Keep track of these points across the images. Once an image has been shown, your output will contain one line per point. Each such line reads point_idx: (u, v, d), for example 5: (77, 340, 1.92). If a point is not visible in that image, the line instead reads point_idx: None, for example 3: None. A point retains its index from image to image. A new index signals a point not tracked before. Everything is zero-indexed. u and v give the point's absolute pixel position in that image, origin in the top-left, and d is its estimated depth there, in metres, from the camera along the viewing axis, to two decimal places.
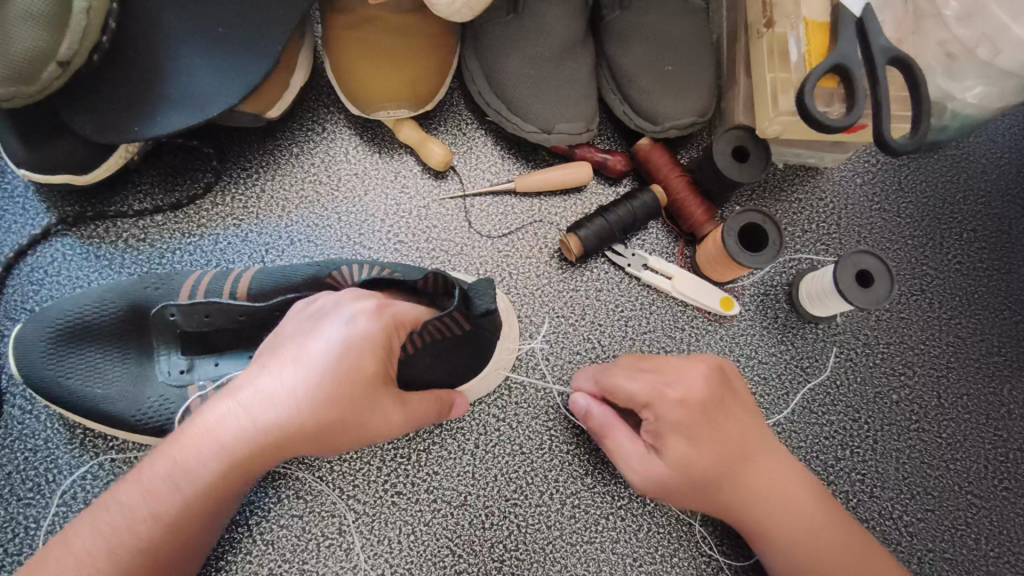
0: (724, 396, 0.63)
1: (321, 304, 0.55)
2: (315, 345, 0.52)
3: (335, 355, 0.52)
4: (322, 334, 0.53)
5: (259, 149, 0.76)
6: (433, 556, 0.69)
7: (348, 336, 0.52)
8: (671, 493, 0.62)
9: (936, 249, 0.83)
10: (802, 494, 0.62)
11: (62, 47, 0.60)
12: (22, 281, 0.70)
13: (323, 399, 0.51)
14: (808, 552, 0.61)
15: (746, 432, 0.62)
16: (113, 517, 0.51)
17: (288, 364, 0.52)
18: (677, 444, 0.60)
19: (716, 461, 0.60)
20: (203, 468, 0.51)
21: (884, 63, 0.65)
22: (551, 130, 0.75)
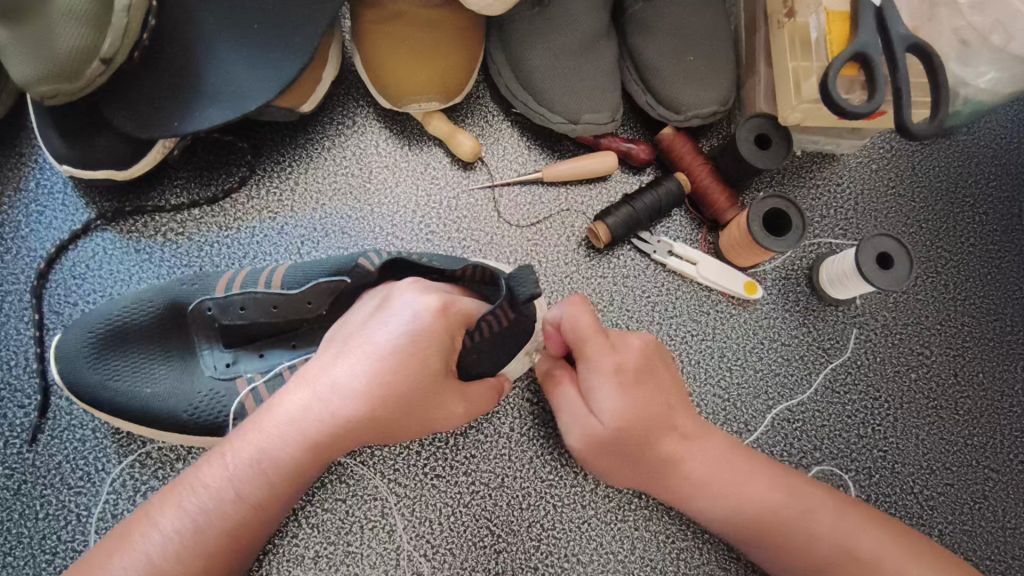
0: (654, 361, 0.66)
1: (389, 298, 0.58)
2: (382, 337, 0.55)
3: (403, 347, 0.55)
4: (390, 328, 0.55)
5: (291, 143, 0.78)
6: (473, 537, 0.71)
7: (414, 329, 0.55)
8: (602, 453, 0.63)
9: (949, 233, 0.85)
10: (726, 453, 0.64)
11: (104, 45, 0.61)
12: (64, 275, 0.71)
13: (390, 389, 0.54)
14: (748, 503, 0.62)
15: (670, 393, 0.65)
16: (195, 499, 0.53)
17: (357, 355, 0.55)
18: (606, 393, 0.62)
19: (648, 414, 0.62)
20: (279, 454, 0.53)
21: (903, 51, 0.67)
22: (577, 121, 0.77)
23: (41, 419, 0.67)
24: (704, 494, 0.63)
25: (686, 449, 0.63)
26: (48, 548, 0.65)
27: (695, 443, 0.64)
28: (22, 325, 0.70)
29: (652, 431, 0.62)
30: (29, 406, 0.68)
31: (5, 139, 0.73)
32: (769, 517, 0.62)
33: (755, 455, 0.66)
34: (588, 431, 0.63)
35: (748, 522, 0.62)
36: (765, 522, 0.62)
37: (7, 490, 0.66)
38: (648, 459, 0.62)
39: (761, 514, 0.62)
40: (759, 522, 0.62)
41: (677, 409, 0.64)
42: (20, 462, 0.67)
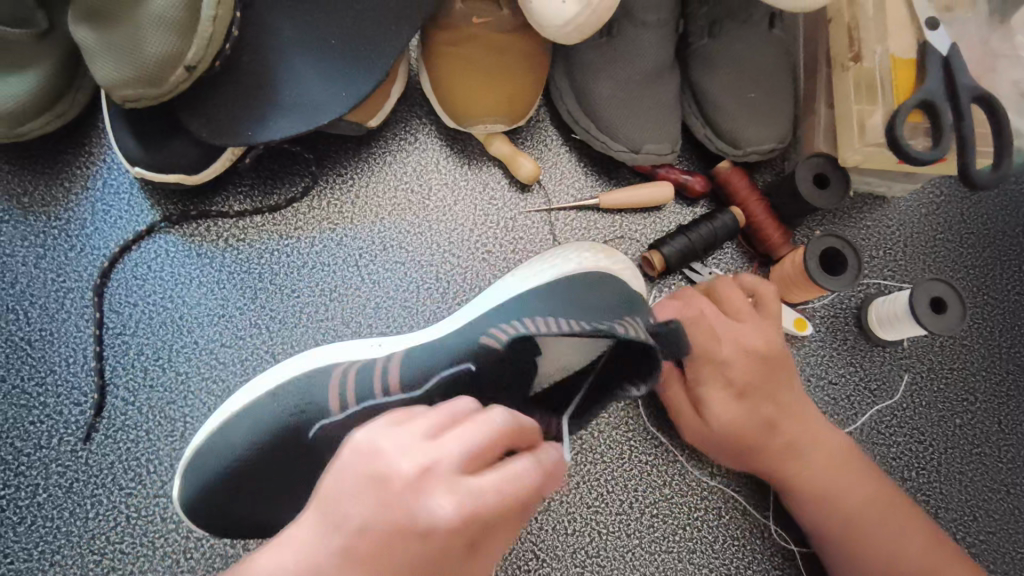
0: (761, 368, 0.68)
1: (457, 461, 0.40)
2: (369, 500, 0.40)
3: (384, 534, 0.39)
4: (392, 487, 0.40)
5: (354, 156, 0.79)
6: (517, 561, 0.70)
7: (403, 500, 0.40)
8: (711, 446, 0.70)
9: (996, 280, 0.86)
10: (834, 455, 0.68)
11: (190, 53, 0.62)
12: (126, 275, 0.72)
13: (353, 572, 0.39)
14: (845, 504, 0.67)
15: (781, 398, 0.69)
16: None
17: (331, 521, 0.41)
18: (716, 404, 0.68)
19: (754, 424, 0.68)
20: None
21: (968, 100, 0.68)
22: (638, 150, 0.77)
23: (96, 418, 0.68)
24: (807, 492, 0.68)
25: (794, 448, 0.68)
26: (96, 548, 0.65)
27: (794, 450, 0.68)
28: (82, 323, 0.70)
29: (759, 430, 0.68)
30: (85, 404, 0.68)
31: (76, 139, 0.75)
32: (859, 519, 0.67)
33: (866, 461, 0.69)
34: (695, 432, 0.71)
35: (845, 523, 0.67)
36: (854, 528, 0.66)
37: (58, 488, 0.66)
38: (756, 455, 0.69)
39: (854, 515, 0.67)
40: (845, 526, 0.67)
41: (785, 417, 0.68)
42: (73, 459, 0.67)
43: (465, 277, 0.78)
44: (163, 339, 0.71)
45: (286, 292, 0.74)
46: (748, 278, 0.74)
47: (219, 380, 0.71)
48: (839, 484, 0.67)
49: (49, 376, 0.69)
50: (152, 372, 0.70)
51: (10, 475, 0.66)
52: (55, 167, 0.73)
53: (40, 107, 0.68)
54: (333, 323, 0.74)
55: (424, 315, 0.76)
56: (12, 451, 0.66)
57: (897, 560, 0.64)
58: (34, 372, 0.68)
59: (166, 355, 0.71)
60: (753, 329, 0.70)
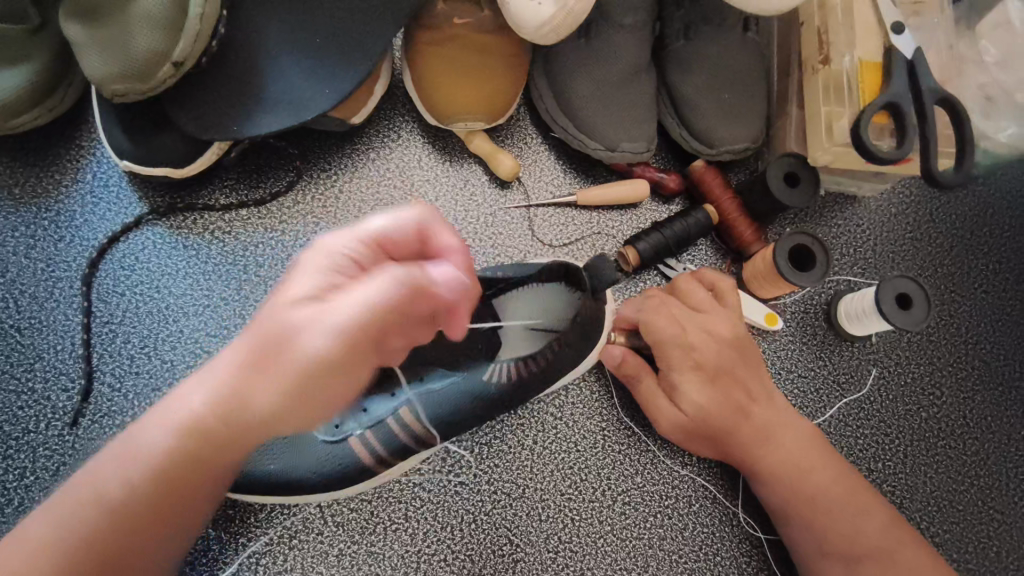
0: (730, 354, 0.72)
1: (334, 239, 0.50)
2: (274, 288, 0.50)
3: (316, 294, 0.48)
4: (285, 279, 0.50)
5: (338, 151, 0.81)
6: (491, 546, 0.72)
7: (291, 281, 0.49)
8: (683, 436, 0.72)
9: (963, 278, 0.88)
10: (798, 442, 0.70)
11: (177, 50, 0.64)
12: (114, 266, 0.74)
13: (275, 335, 0.48)
14: (808, 490, 0.69)
15: (749, 386, 0.71)
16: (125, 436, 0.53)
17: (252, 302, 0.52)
18: (690, 390, 0.71)
19: (726, 410, 0.70)
20: (191, 414, 0.50)
21: (931, 103, 0.71)
22: (615, 148, 0.80)
23: (83, 404, 0.70)
24: (773, 478, 0.70)
25: (761, 436, 0.70)
26: None
27: (763, 434, 0.70)
28: (70, 311, 0.72)
29: (727, 420, 0.70)
30: (72, 390, 0.70)
31: (67, 133, 0.77)
32: (821, 503, 0.68)
33: (830, 449, 0.72)
34: (670, 420, 0.71)
35: (806, 507, 0.69)
36: (821, 509, 0.68)
37: (45, 471, 0.68)
38: (726, 442, 0.70)
39: (817, 500, 0.68)
40: (809, 507, 0.68)
41: (756, 406, 0.71)
42: (60, 443, 0.69)
43: None
44: (150, 328, 0.73)
45: (270, 283, 0.76)
46: (709, 274, 0.76)
47: (203, 368, 0.73)
48: (803, 470, 0.69)
49: (37, 363, 0.71)
50: (137, 359, 0.72)
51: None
52: (46, 161, 0.75)
53: (32, 100, 0.70)
54: None
55: None
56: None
57: (857, 544, 0.67)
58: (23, 359, 0.70)
59: (152, 343, 0.73)
60: (722, 317, 0.73)
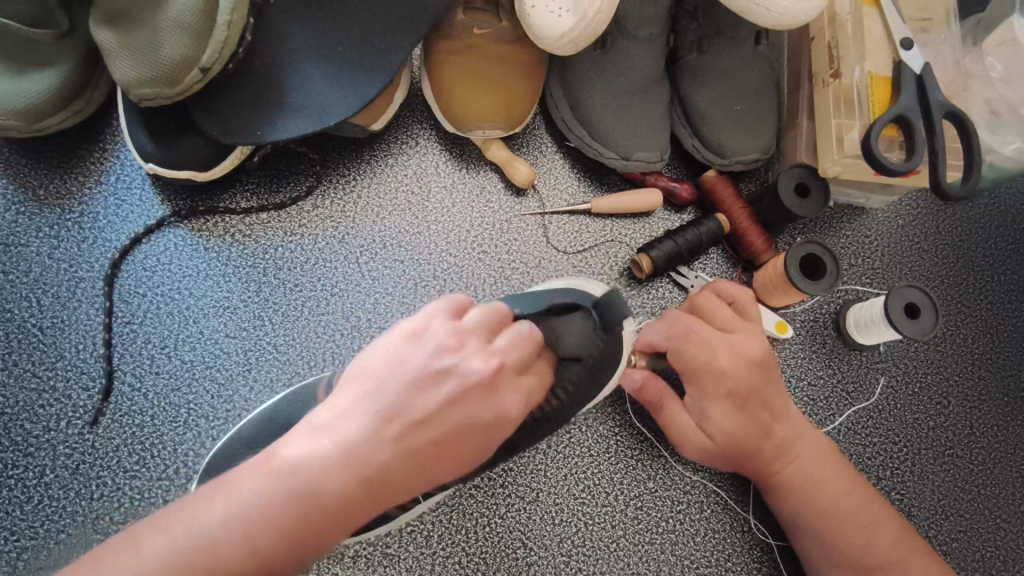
0: (757, 377, 0.70)
1: (484, 373, 0.50)
2: (389, 398, 0.48)
3: (470, 427, 0.49)
4: (414, 400, 0.48)
5: (357, 158, 0.82)
6: (506, 548, 0.73)
7: (444, 412, 0.48)
8: (706, 457, 0.71)
9: (969, 289, 0.90)
10: (815, 456, 0.71)
11: (205, 55, 0.65)
12: (136, 267, 0.75)
13: (423, 462, 0.47)
14: (822, 504, 0.70)
15: (775, 407, 0.71)
16: (196, 534, 0.44)
17: (361, 400, 0.49)
18: (717, 414, 0.70)
19: (751, 430, 0.70)
20: (293, 483, 0.45)
21: (939, 117, 0.72)
22: (629, 157, 0.81)
23: (103, 403, 0.71)
24: (788, 492, 0.70)
25: (780, 453, 0.70)
26: (101, 527, 0.67)
27: (783, 451, 0.70)
28: (92, 311, 0.73)
29: (749, 441, 0.70)
30: (93, 390, 0.71)
31: (91, 135, 0.78)
32: (836, 518, 0.69)
33: (843, 461, 0.73)
34: (694, 445, 0.71)
35: (821, 521, 0.69)
36: (840, 521, 0.69)
37: (65, 469, 0.68)
38: (747, 461, 0.70)
39: (830, 513, 0.69)
40: (824, 520, 0.69)
41: (777, 423, 0.71)
42: (80, 442, 0.69)
43: (460, 276, 0.81)
44: (170, 329, 0.74)
45: (289, 286, 0.77)
46: (728, 288, 0.75)
47: (223, 369, 0.73)
48: (820, 485, 0.70)
49: (59, 362, 0.71)
50: (158, 360, 0.73)
51: (20, 455, 0.68)
52: (70, 163, 0.77)
53: (59, 104, 0.72)
54: (333, 317, 0.77)
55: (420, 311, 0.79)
56: (21, 433, 0.69)
57: (869, 554, 0.68)
58: (44, 358, 0.71)
59: (172, 344, 0.73)
60: (751, 337, 0.71)
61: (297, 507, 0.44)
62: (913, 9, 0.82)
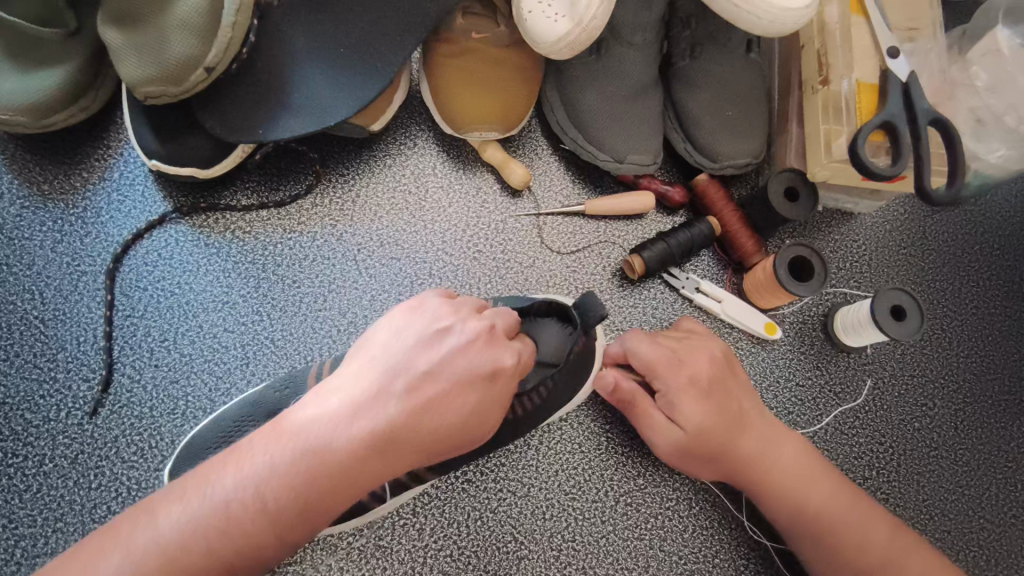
0: (723, 370, 0.74)
1: (478, 330, 0.58)
2: (390, 361, 0.56)
3: (468, 379, 0.55)
4: (413, 361, 0.55)
5: (356, 158, 0.84)
6: (497, 542, 0.74)
7: (437, 371, 0.55)
8: (687, 456, 0.71)
9: (955, 293, 0.91)
10: (798, 456, 0.72)
11: (209, 55, 0.67)
12: (137, 261, 0.76)
13: (424, 415, 0.54)
14: (811, 503, 0.70)
15: (746, 405, 0.73)
16: (214, 493, 0.50)
17: (366, 368, 0.56)
18: (686, 408, 0.71)
19: (726, 423, 0.71)
20: (306, 443, 0.51)
21: (925, 123, 0.74)
22: (622, 160, 0.83)
23: (103, 394, 0.72)
24: (774, 494, 0.71)
25: (761, 451, 0.71)
26: (98, 516, 0.68)
27: (765, 449, 0.71)
28: (94, 304, 0.74)
29: (726, 435, 0.70)
30: (93, 381, 0.72)
31: (95, 133, 0.79)
32: (826, 518, 0.69)
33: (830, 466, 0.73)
34: (671, 442, 0.71)
35: (810, 521, 0.70)
36: (825, 516, 0.69)
37: (64, 458, 0.69)
38: (730, 460, 0.71)
39: (820, 513, 0.69)
40: (814, 520, 0.69)
41: (753, 419, 0.72)
42: (79, 432, 0.70)
43: (456, 274, 0.82)
44: (169, 322, 0.75)
45: (288, 282, 0.78)
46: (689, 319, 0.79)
47: (221, 363, 0.75)
48: (807, 485, 0.70)
49: (60, 353, 0.73)
50: (157, 353, 0.74)
51: (20, 445, 0.69)
52: (74, 159, 0.78)
53: (65, 101, 0.73)
54: (330, 313, 0.78)
55: None
56: (21, 423, 0.70)
57: (863, 551, 0.68)
58: (46, 349, 0.72)
59: (171, 337, 0.75)
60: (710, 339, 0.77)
61: (309, 463, 0.51)
62: (901, 19, 0.85)
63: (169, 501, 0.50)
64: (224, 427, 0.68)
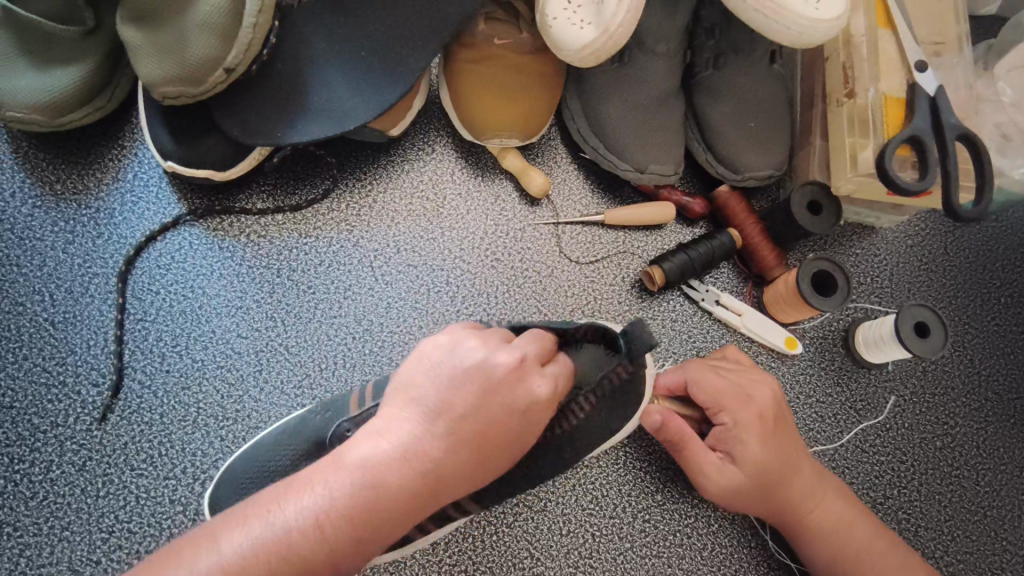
0: (782, 407, 0.73)
1: (513, 359, 0.55)
2: (432, 395, 0.54)
3: (510, 409, 0.54)
4: (452, 394, 0.54)
5: (374, 162, 0.82)
6: (513, 557, 0.73)
7: (480, 403, 0.53)
8: (741, 493, 0.69)
9: (976, 310, 0.90)
10: (843, 499, 0.71)
11: (230, 56, 0.66)
12: (150, 264, 0.75)
13: (469, 455, 0.53)
14: (852, 545, 0.69)
15: (798, 444, 0.72)
16: (273, 521, 0.48)
17: (407, 407, 0.54)
18: (752, 446, 0.69)
19: (786, 463, 0.70)
20: (363, 477, 0.50)
21: (953, 138, 0.73)
22: (644, 170, 0.82)
23: (112, 399, 0.70)
24: (817, 535, 0.70)
25: (814, 493, 0.70)
26: (105, 526, 0.66)
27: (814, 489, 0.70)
28: (104, 307, 0.73)
29: (785, 475, 0.69)
30: (102, 386, 0.70)
31: (109, 133, 0.78)
32: (867, 561, 0.68)
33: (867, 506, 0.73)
34: (725, 480, 0.69)
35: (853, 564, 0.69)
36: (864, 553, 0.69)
37: (72, 465, 0.68)
38: (783, 500, 0.69)
39: (861, 554, 0.69)
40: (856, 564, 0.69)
41: (805, 459, 0.71)
42: (87, 439, 0.69)
43: (473, 282, 0.81)
44: (181, 327, 0.74)
45: (303, 288, 0.77)
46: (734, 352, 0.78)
47: (233, 369, 0.73)
48: (851, 527, 0.70)
49: (69, 357, 0.71)
50: (168, 358, 0.72)
51: (26, 450, 0.68)
52: (88, 159, 0.77)
53: (81, 100, 0.72)
54: (345, 320, 0.77)
55: (432, 316, 0.79)
56: (28, 428, 0.68)
57: None
58: (54, 353, 0.71)
59: (184, 342, 0.73)
60: (765, 373, 0.76)
61: (366, 498, 0.50)
62: (926, 33, 0.84)
63: (224, 528, 0.48)
64: (263, 450, 0.67)
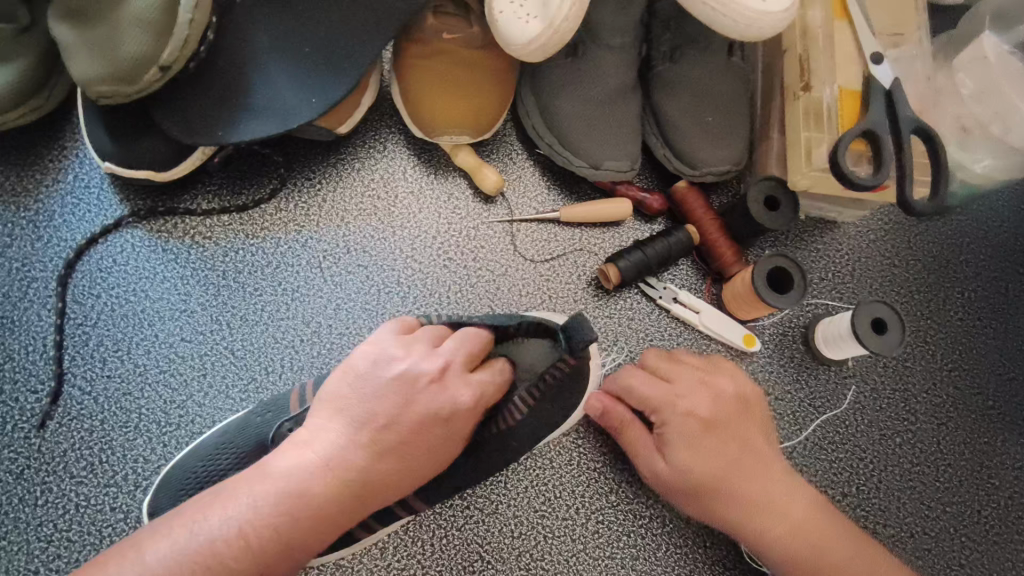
0: (731, 408, 0.71)
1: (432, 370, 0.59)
2: (354, 407, 0.57)
3: (433, 417, 0.57)
4: (373, 405, 0.57)
5: (323, 161, 0.81)
6: (462, 561, 0.72)
7: (403, 414, 0.57)
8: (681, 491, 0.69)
9: (939, 305, 0.89)
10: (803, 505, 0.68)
11: (165, 53, 0.65)
12: (91, 268, 0.74)
13: (392, 464, 0.56)
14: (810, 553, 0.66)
15: (751, 446, 0.70)
16: (199, 530, 0.49)
17: (333, 416, 0.56)
18: (680, 449, 0.69)
19: (721, 467, 0.68)
20: (292, 486, 0.52)
21: (908, 132, 0.72)
22: (599, 167, 0.80)
23: (52, 406, 0.69)
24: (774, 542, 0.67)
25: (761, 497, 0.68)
26: (44, 535, 0.65)
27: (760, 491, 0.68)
28: (44, 312, 0.72)
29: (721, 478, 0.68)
30: (41, 392, 0.69)
31: (50, 134, 0.77)
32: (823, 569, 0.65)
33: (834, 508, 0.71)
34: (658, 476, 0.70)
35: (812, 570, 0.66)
36: (827, 565, 0.65)
37: (9, 474, 0.67)
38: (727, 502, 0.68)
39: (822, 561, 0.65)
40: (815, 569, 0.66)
41: (755, 462, 0.69)
42: (25, 446, 0.68)
43: (425, 282, 0.80)
44: (124, 331, 0.72)
45: (249, 290, 0.76)
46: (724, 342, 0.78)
47: (176, 373, 0.72)
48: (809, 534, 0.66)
49: (8, 362, 0.70)
50: (110, 363, 0.71)
51: None
52: (27, 161, 0.75)
53: (15, 100, 0.70)
54: (293, 322, 0.76)
55: (383, 317, 0.78)
56: None
57: None
58: None
59: (125, 347, 0.72)
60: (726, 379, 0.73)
61: (291, 506, 0.51)
62: (886, 24, 0.82)
63: (151, 537, 0.49)
64: (203, 456, 0.66)
